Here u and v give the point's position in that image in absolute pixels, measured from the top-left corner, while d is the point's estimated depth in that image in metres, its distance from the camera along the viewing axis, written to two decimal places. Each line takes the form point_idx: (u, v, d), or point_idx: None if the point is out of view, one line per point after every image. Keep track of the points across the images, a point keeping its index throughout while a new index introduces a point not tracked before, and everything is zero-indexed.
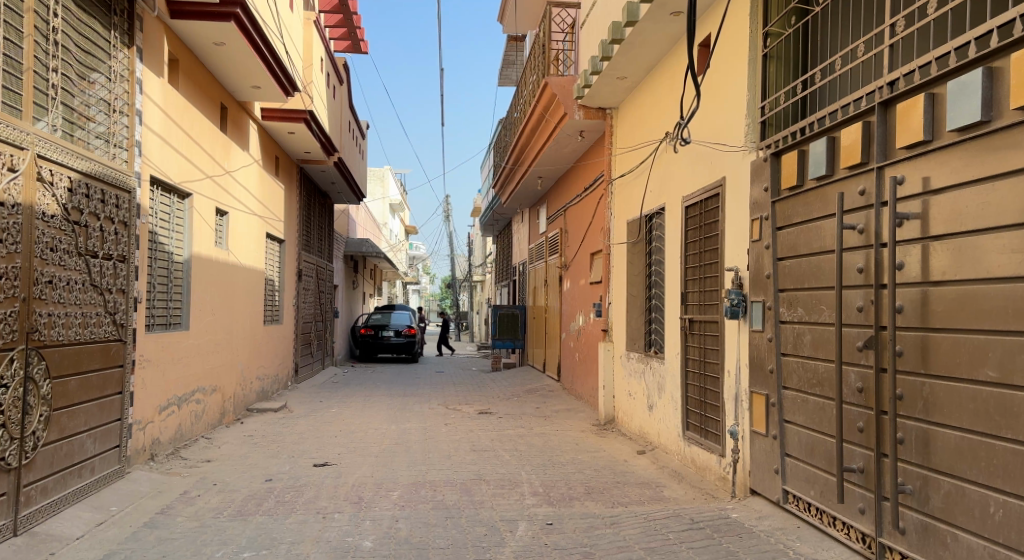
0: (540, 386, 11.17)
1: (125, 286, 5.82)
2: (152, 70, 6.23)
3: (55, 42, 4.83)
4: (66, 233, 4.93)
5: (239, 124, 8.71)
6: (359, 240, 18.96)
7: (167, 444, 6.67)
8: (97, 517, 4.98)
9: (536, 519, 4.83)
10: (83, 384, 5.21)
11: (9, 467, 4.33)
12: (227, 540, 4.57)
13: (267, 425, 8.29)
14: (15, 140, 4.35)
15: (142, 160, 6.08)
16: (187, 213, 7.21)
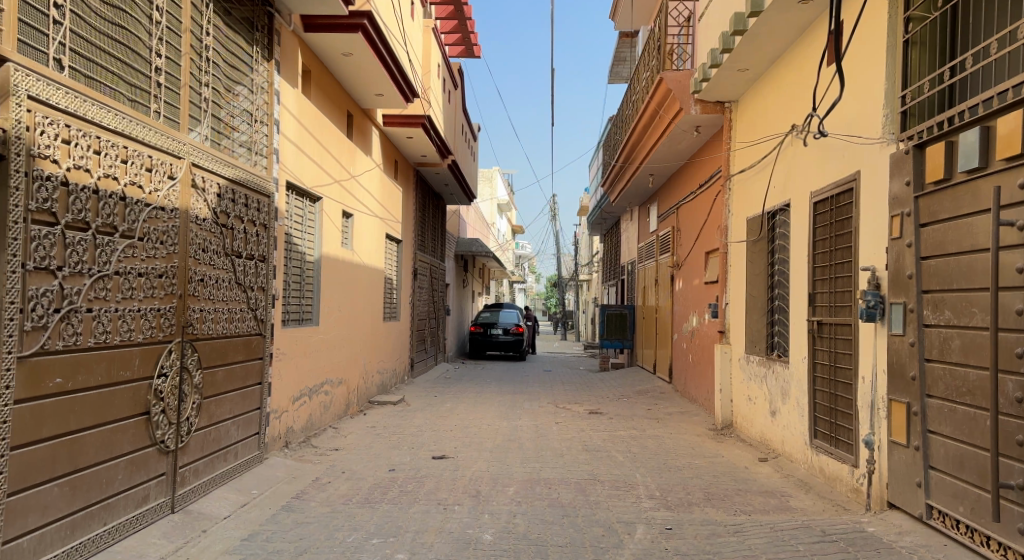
0: (651, 387, 11.00)
1: (265, 284, 6.25)
2: (287, 81, 6.64)
3: (207, 58, 5.25)
4: (215, 236, 5.36)
5: (362, 129, 9.13)
6: (468, 239, 19.39)
7: (299, 432, 7.11)
8: (241, 499, 5.38)
9: (654, 522, 4.76)
10: (229, 374, 5.64)
11: (168, 449, 4.79)
12: (357, 526, 4.81)
13: (387, 418, 8.65)
14: (173, 150, 4.78)
15: (279, 166, 6.50)
16: (318, 216, 7.63)
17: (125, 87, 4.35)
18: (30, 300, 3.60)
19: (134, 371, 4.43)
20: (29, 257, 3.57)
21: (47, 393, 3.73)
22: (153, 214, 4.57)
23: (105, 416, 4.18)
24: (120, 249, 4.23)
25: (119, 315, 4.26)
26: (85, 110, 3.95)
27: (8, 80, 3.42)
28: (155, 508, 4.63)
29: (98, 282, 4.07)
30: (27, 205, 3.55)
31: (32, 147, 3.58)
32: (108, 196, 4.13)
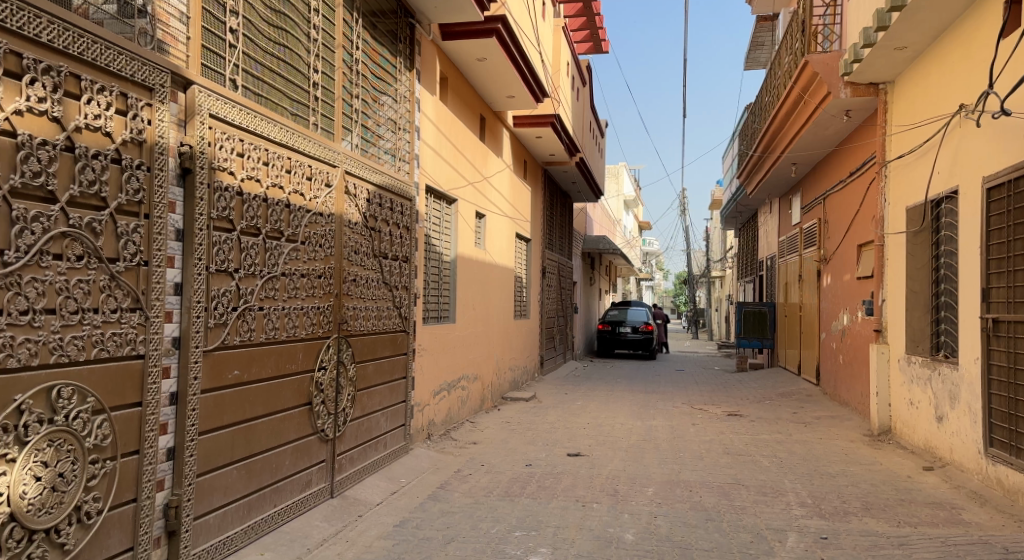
0: (796, 389, 10.46)
1: (408, 283, 6.57)
2: (426, 88, 6.92)
3: (357, 71, 5.58)
4: (365, 239, 5.71)
5: (494, 132, 9.33)
6: (596, 237, 19.33)
7: (440, 425, 7.40)
8: (391, 487, 5.70)
9: (807, 531, 4.53)
10: (377, 368, 5.99)
11: (327, 437, 5.17)
12: (500, 519, 4.92)
13: (521, 413, 8.81)
14: (329, 159, 5.14)
15: (420, 171, 6.79)
16: (454, 217, 7.90)
17: (287, 103, 4.73)
18: (213, 299, 4.00)
19: (297, 364, 4.83)
20: (212, 260, 3.97)
21: (227, 384, 4.13)
22: (312, 220, 4.96)
23: (275, 405, 4.58)
24: (284, 252, 4.63)
25: (285, 313, 4.67)
26: (255, 125, 4.33)
27: (193, 101, 3.81)
28: (317, 493, 5.02)
29: (268, 283, 4.49)
30: (210, 214, 3.95)
31: (213, 160, 3.97)
32: (274, 203, 4.52)
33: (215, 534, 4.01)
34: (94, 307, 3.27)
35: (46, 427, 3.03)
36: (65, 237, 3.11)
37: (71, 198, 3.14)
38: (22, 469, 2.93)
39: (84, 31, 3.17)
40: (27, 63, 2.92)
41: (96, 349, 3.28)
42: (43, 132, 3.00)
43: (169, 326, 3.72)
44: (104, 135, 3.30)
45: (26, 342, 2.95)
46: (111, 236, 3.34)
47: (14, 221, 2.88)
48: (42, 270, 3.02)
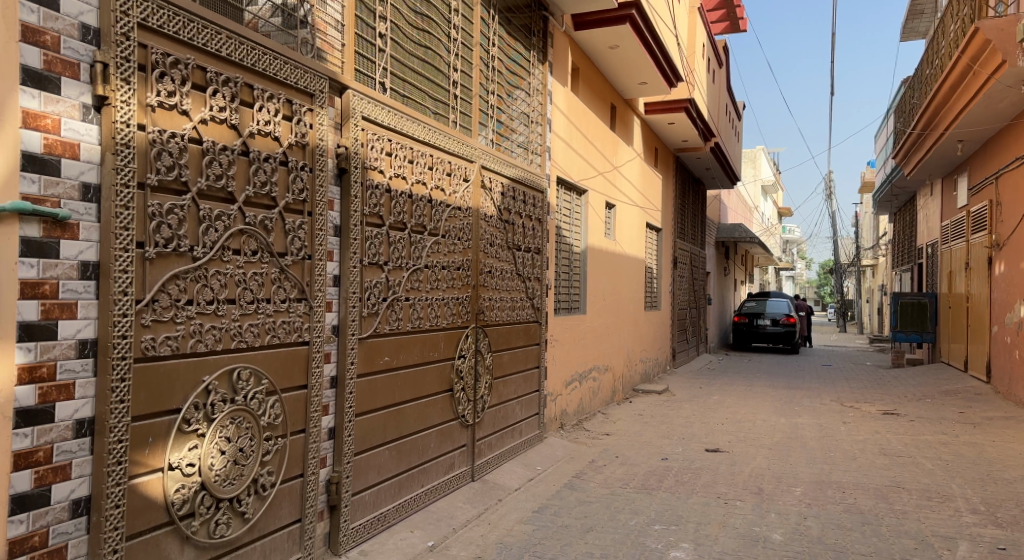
0: (962, 388, 9.56)
1: (540, 275, 6.65)
2: (559, 80, 6.95)
3: (494, 67, 5.70)
4: (500, 231, 5.85)
5: (624, 120, 9.22)
6: (732, 226, 18.63)
7: (573, 415, 7.47)
8: (528, 473, 5.83)
9: (981, 541, 4.14)
10: (513, 357, 6.14)
11: (468, 423, 5.38)
12: (638, 511, 4.88)
13: (654, 406, 8.69)
14: (467, 155, 5.30)
15: (552, 163, 6.85)
16: (585, 208, 7.89)
17: (429, 102, 4.93)
18: (366, 290, 4.27)
19: (439, 352, 5.05)
20: (364, 254, 4.24)
21: (379, 369, 4.41)
22: (452, 214, 5.16)
23: (421, 390, 4.82)
24: (427, 245, 4.86)
25: (428, 303, 4.89)
26: (401, 124, 4.54)
27: (348, 105, 4.06)
28: (459, 476, 5.23)
29: (413, 275, 4.72)
30: (363, 211, 4.21)
31: (366, 160, 4.23)
32: (418, 199, 4.75)
33: (370, 510, 4.30)
34: (266, 298, 3.59)
35: (229, 406, 3.35)
36: (243, 234, 3.42)
37: (246, 198, 3.45)
38: (211, 443, 3.26)
39: (256, 44, 3.45)
40: (211, 76, 3.22)
41: (268, 336, 3.59)
42: (223, 138, 3.31)
43: (328, 315, 4.02)
44: (273, 140, 3.59)
45: (212, 329, 3.27)
46: (279, 232, 3.65)
47: (202, 219, 3.20)
48: (225, 264, 3.34)
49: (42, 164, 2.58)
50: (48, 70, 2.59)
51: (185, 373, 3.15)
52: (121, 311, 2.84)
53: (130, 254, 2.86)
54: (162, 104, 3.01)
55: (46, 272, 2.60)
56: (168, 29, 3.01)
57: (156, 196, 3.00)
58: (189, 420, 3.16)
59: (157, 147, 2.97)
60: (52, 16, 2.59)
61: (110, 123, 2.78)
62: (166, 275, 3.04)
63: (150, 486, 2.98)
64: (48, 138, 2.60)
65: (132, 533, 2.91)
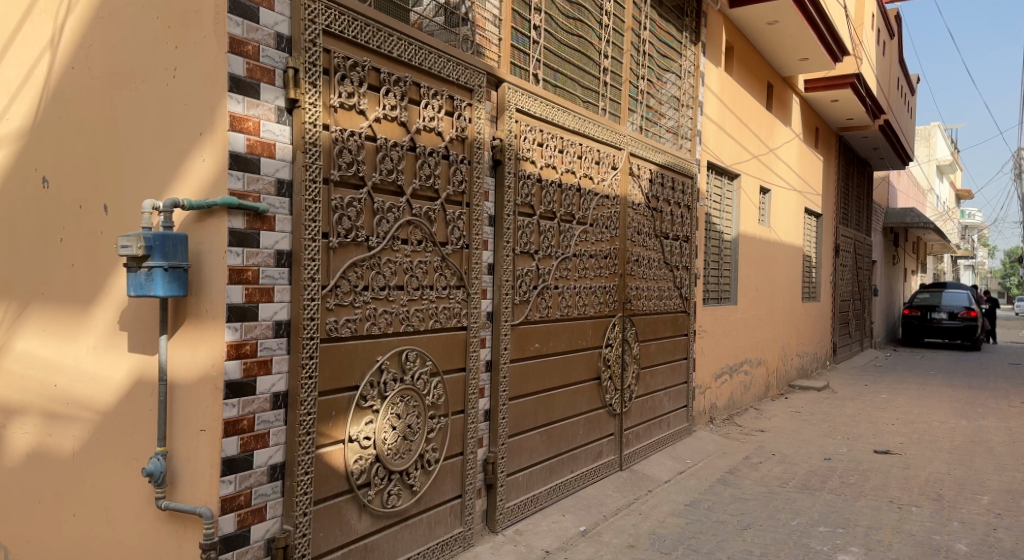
0: None
1: (689, 264, 6.48)
2: (711, 62, 6.72)
3: (644, 51, 5.62)
4: (647, 219, 5.77)
5: (781, 100, 8.74)
6: (901, 210, 17.14)
7: (723, 410, 7.23)
8: (678, 466, 5.73)
9: None
10: (660, 348, 6.04)
11: (616, 412, 5.37)
12: (800, 511, 4.66)
13: (813, 403, 8.22)
14: (616, 142, 5.27)
15: (702, 148, 6.64)
16: (736, 193, 7.58)
17: (580, 90, 4.95)
18: (518, 278, 4.38)
19: (587, 340, 5.08)
20: (517, 243, 4.34)
21: (530, 355, 4.51)
22: (600, 202, 5.16)
23: (570, 377, 4.88)
24: (576, 234, 4.89)
25: (576, 292, 4.93)
26: (553, 115, 4.60)
27: (504, 98, 4.17)
28: (607, 464, 5.25)
29: (562, 263, 4.78)
30: (516, 201, 4.32)
31: (519, 151, 4.32)
32: (568, 188, 4.80)
33: (523, 492, 4.42)
34: (429, 285, 3.78)
35: (399, 385, 3.58)
36: (410, 225, 3.62)
37: (414, 191, 3.64)
38: (384, 419, 3.50)
39: (423, 43, 3.62)
40: (384, 77, 3.43)
41: (431, 321, 3.78)
42: (393, 134, 3.52)
43: (484, 301, 4.17)
44: (436, 135, 3.77)
45: (384, 313, 3.50)
46: (441, 222, 3.83)
47: (376, 211, 3.43)
48: (395, 253, 3.55)
49: (246, 163, 2.86)
50: (250, 77, 2.86)
51: (361, 353, 3.39)
52: (310, 296, 3.11)
53: (317, 244, 3.12)
54: (342, 104, 3.25)
55: (249, 259, 2.89)
56: (348, 33, 3.23)
57: (338, 190, 3.26)
58: (365, 397, 3.41)
59: (338, 145, 3.22)
60: (253, 28, 2.86)
61: (301, 124, 3.04)
62: (346, 263, 3.29)
63: (333, 455, 3.26)
64: (250, 139, 2.87)
65: (319, 498, 3.19)
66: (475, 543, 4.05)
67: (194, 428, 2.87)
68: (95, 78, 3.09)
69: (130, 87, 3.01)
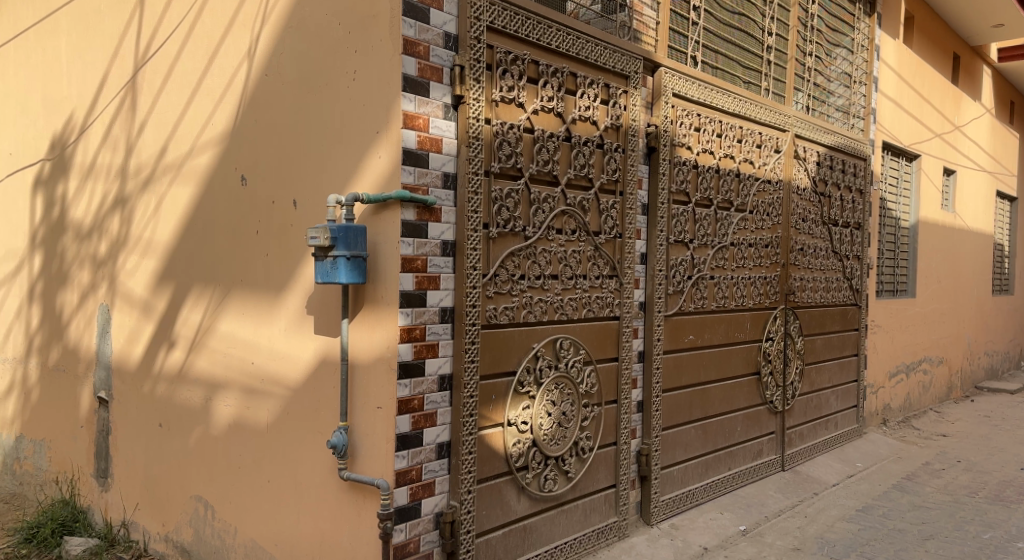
0: None
1: (860, 253, 6.03)
2: (888, 34, 6.19)
3: (811, 27, 5.29)
4: (814, 205, 5.43)
5: (969, 71, 7.88)
6: None
7: (898, 411, 6.67)
8: (847, 469, 5.36)
9: None
10: (827, 343, 5.67)
11: (777, 409, 5.12)
12: (993, 524, 4.22)
13: (1006, 408, 7.36)
14: (779, 124, 5.00)
15: (876, 127, 6.13)
16: (915, 176, 6.94)
17: (741, 72, 4.75)
18: (672, 267, 4.29)
19: (746, 333, 4.88)
20: (671, 232, 4.25)
21: (685, 347, 4.41)
22: (761, 188, 4.92)
23: (727, 371, 4.72)
24: (734, 222, 4.71)
25: (734, 282, 4.76)
26: (712, 99, 4.46)
27: (660, 83, 4.10)
28: (768, 463, 5.03)
29: (719, 252, 4.62)
30: (671, 188, 4.22)
31: (675, 137, 4.23)
32: (726, 174, 4.63)
33: (678, 486, 4.35)
34: (583, 274, 3.80)
35: (554, 372, 3.64)
36: (564, 214, 3.67)
37: (568, 180, 3.68)
38: (540, 404, 3.58)
39: (581, 33, 3.64)
40: (542, 69, 3.49)
41: (585, 310, 3.80)
42: (550, 126, 3.58)
43: (637, 291, 4.13)
44: (592, 124, 3.78)
45: (540, 301, 3.58)
46: (595, 212, 3.84)
47: (532, 201, 3.50)
48: (550, 242, 3.62)
49: (417, 158, 3.03)
50: (421, 76, 3.02)
51: (518, 340, 3.49)
52: (472, 284, 3.24)
53: (478, 234, 3.24)
54: (503, 98, 3.35)
55: (419, 249, 3.06)
56: (510, 28, 3.32)
57: (497, 181, 3.36)
58: (522, 382, 3.50)
59: (498, 139, 3.32)
60: (424, 29, 3.01)
61: (465, 119, 3.17)
62: (504, 253, 3.39)
63: (493, 438, 3.38)
64: (421, 135, 3.04)
65: (481, 477, 3.33)
66: (630, 534, 4.04)
67: (372, 405, 3.09)
68: (286, 84, 3.40)
69: (316, 90, 3.28)
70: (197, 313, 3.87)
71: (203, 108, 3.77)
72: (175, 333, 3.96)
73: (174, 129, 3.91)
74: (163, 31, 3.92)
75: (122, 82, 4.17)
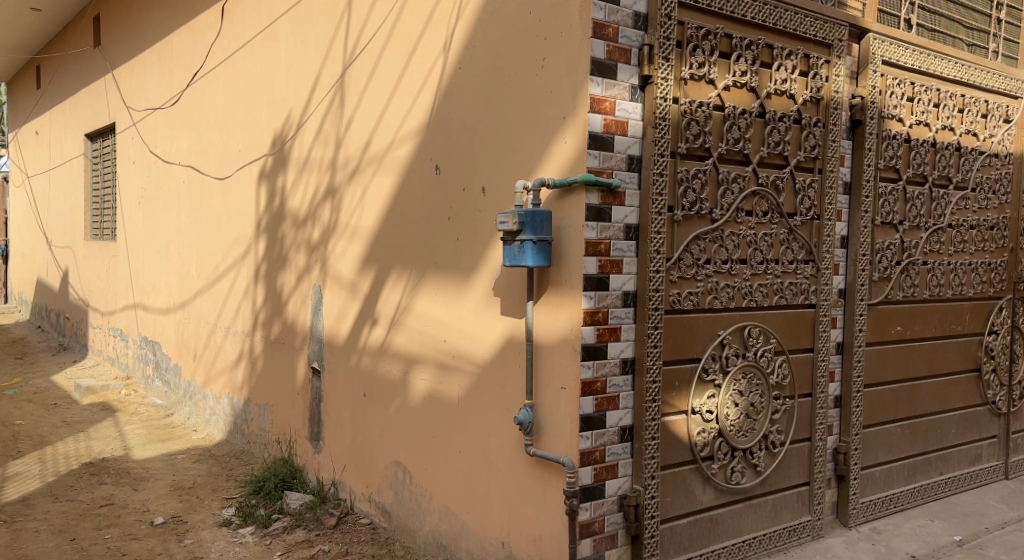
0: None
1: None
2: None
3: None
4: None
5: None
6: None
7: None
8: None
9: None
10: None
11: (1000, 412, 4.57)
12: None
13: None
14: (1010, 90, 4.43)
15: None
16: None
17: (964, 34, 4.28)
18: (878, 252, 3.93)
19: (964, 326, 4.38)
20: (878, 213, 3.90)
21: (891, 340, 4.05)
22: (986, 162, 4.38)
23: (941, 367, 4.27)
24: (953, 201, 4.23)
25: (952, 268, 4.28)
26: (928, 64, 4.04)
27: (868, 50, 3.77)
28: (988, 470, 4.52)
29: (934, 235, 4.18)
30: (877, 164, 3.88)
31: (883, 109, 3.88)
32: (944, 148, 4.17)
33: (881, 488, 4.03)
34: (775, 259, 3.60)
35: (741, 361, 3.49)
36: (755, 195, 3.49)
37: (761, 159, 3.50)
38: (727, 394, 3.45)
39: (780, 2, 3.44)
40: (736, 42, 3.34)
41: (777, 296, 3.61)
42: (742, 102, 3.42)
43: (836, 278, 3.84)
44: (788, 98, 3.57)
45: (727, 287, 3.43)
46: (790, 192, 3.62)
47: (721, 181, 3.37)
48: (739, 225, 3.46)
49: (602, 141, 3.03)
50: (609, 58, 3.01)
51: (704, 326, 3.38)
52: (655, 268, 3.18)
53: (663, 217, 3.17)
54: (692, 76, 3.25)
55: (602, 233, 3.06)
56: (702, 3, 3.22)
57: (684, 162, 3.27)
58: (707, 370, 3.39)
59: (687, 118, 3.23)
60: (614, 10, 3.00)
61: (652, 100, 3.11)
62: (690, 236, 3.29)
63: (677, 426, 3.31)
64: (607, 118, 3.03)
65: (666, 464, 3.28)
66: (825, 535, 3.80)
67: (556, 386, 3.16)
68: (479, 75, 3.54)
69: (506, 80, 3.39)
70: (395, 293, 4.18)
71: (402, 102, 4.05)
72: (378, 311, 4.32)
73: (377, 123, 4.23)
74: (368, 32, 4.25)
75: (331, 82, 4.58)
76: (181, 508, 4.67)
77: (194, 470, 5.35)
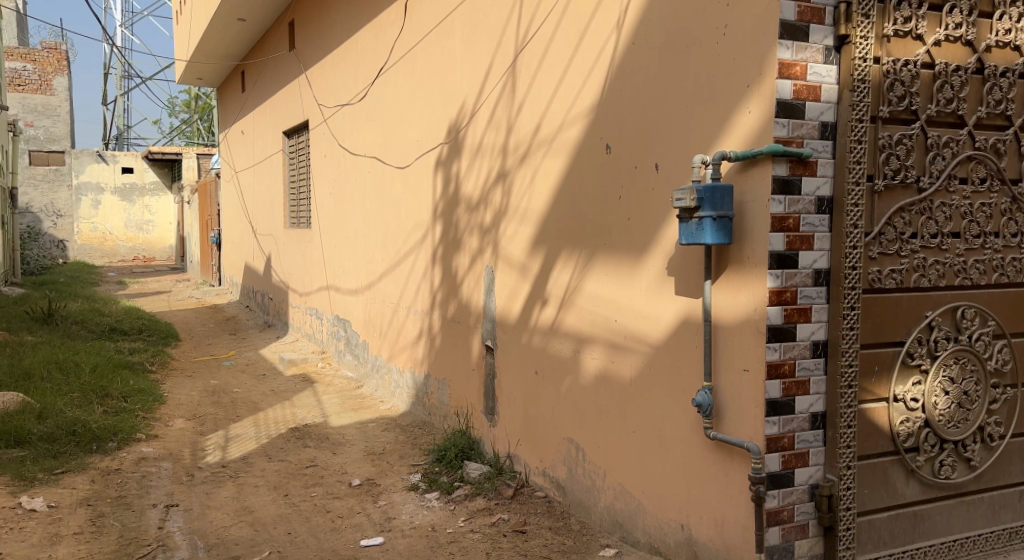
0: None
1: None
2: None
3: None
4: None
5: None
6: None
7: None
8: None
9: None
10: None
11: None
12: None
13: None
14: None
15: None
16: None
17: None
18: None
19: None
20: None
21: None
22: None
23: None
24: None
25: None
26: None
27: None
28: None
29: None
30: None
31: None
32: None
33: None
34: (994, 232, 3.24)
35: (953, 345, 3.17)
36: (971, 160, 3.16)
37: (978, 120, 3.17)
38: (935, 381, 3.15)
39: None
40: None
41: (996, 274, 3.25)
42: (956, 58, 3.09)
43: None
44: (1013, 49, 3.21)
45: (935, 264, 3.12)
46: (1014, 156, 3.27)
47: (930, 147, 3.07)
48: (950, 194, 3.13)
49: (792, 109, 2.84)
50: (800, 20, 2.82)
51: (909, 306, 3.10)
52: (851, 244, 2.94)
53: (861, 187, 2.93)
54: (897, 32, 2.96)
55: (791, 207, 2.88)
56: None
57: (887, 127, 3.00)
58: (912, 354, 3.11)
59: (890, 78, 2.95)
60: None
61: (849, 61, 2.87)
62: (893, 208, 3.02)
63: (877, 414, 3.07)
64: (797, 84, 2.84)
65: (863, 454, 3.06)
66: None
67: (739, 368, 3.04)
68: (653, 49, 3.46)
69: (683, 52, 3.28)
70: (566, 273, 4.23)
71: (574, 83, 4.05)
72: (548, 291, 4.40)
73: (548, 106, 4.28)
74: (540, 16, 4.30)
75: (504, 68, 4.69)
76: (374, 472, 5.08)
77: (383, 437, 5.79)
